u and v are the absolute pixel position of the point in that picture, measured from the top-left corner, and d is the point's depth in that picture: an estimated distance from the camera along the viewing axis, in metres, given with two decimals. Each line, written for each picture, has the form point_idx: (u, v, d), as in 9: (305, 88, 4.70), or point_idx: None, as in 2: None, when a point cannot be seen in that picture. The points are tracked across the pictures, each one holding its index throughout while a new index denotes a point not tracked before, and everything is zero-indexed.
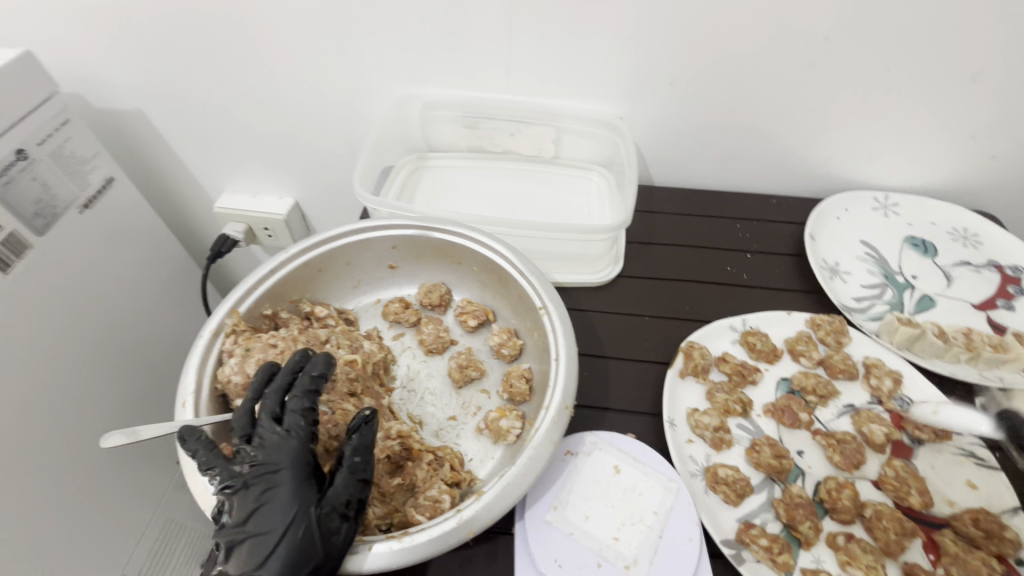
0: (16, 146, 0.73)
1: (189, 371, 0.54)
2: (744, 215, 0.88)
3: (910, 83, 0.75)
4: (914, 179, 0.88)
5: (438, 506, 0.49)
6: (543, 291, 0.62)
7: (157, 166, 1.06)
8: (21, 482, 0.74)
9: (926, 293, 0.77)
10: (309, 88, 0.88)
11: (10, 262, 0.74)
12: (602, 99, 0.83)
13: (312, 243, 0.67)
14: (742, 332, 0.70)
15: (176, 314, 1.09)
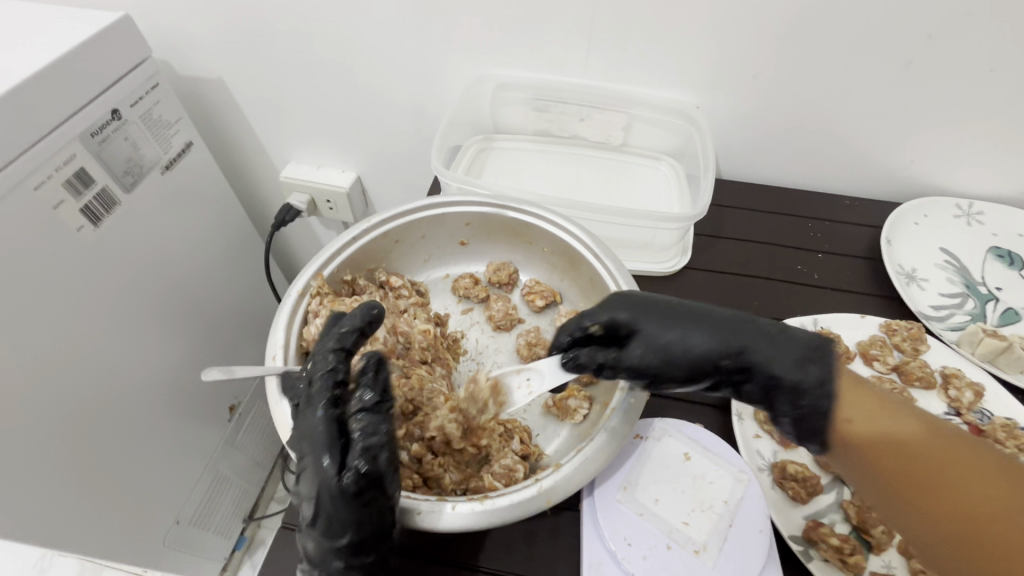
0: (112, 107, 0.77)
1: (279, 329, 0.57)
2: (816, 215, 0.85)
3: (1013, 85, 0.71)
4: (1003, 187, 0.84)
5: (512, 474, 0.52)
6: (618, 275, 0.62)
7: (231, 135, 1.10)
8: (97, 426, 0.78)
9: (1010, 306, 0.73)
10: (385, 65, 0.90)
11: (101, 216, 0.78)
12: (679, 88, 0.82)
13: (391, 214, 0.68)
14: (813, 332, 0.69)
15: (239, 278, 1.13)
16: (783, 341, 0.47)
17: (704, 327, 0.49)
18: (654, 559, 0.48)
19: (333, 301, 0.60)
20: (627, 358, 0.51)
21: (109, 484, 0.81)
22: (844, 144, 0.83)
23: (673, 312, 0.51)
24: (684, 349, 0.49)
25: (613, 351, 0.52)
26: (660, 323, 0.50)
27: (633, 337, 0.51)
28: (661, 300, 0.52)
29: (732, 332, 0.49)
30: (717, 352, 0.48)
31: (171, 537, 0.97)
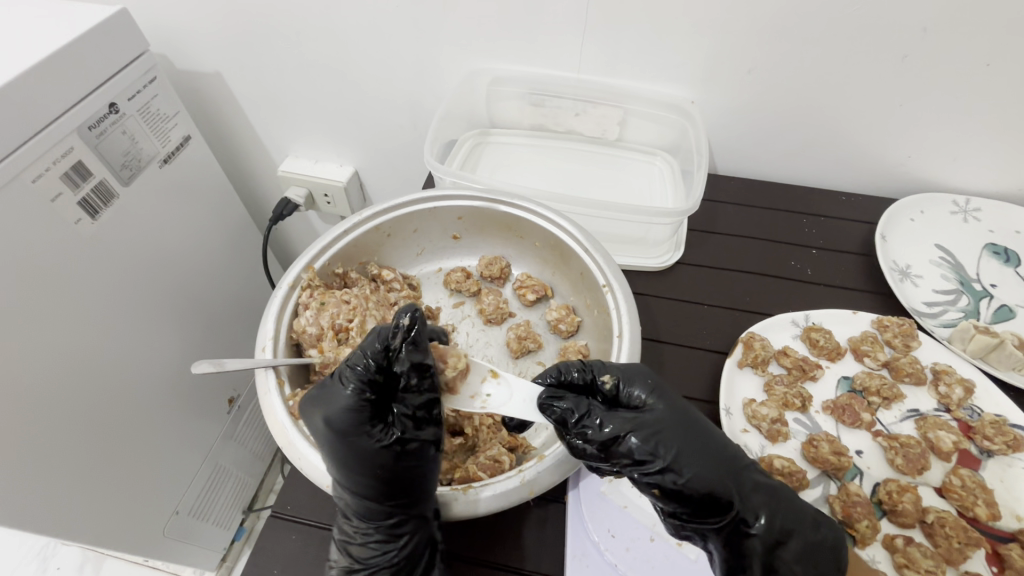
0: (109, 101, 0.77)
1: (269, 320, 0.57)
2: (811, 210, 0.85)
3: (1010, 81, 0.71)
4: (1001, 183, 0.83)
5: (498, 465, 0.52)
6: (607, 269, 0.62)
7: (229, 130, 1.11)
8: (96, 417, 0.79)
9: (1005, 303, 0.73)
10: (381, 59, 0.90)
11: (99, 209, 0.78)
12: (674, 82, 0.82)
13: (383, 208, 0.69)
14: (804, 328, 0.69)
15: (237, 272, 1.14)
16: (768, 495, 0.47)
17: (713, 449, 0.47)
18: (637, 551, 0.49)
19: (323, 293, 0.61)
20: (629, 441, 0.45)
21: (106, 474, 0.82)
22: (840, 139, 0.83)
23: (688, 424, 0.48)
24: (708, 451, 0.46)
25: (619, 419, 0.46)
26: (677, 422, 0.47)
27: (644, 421, 0.47)
28: (681, 408, 0.49)
29: (733, 472, 0.47)
30: (714, 477, 0.45)
31: (170, 527, 0.98)
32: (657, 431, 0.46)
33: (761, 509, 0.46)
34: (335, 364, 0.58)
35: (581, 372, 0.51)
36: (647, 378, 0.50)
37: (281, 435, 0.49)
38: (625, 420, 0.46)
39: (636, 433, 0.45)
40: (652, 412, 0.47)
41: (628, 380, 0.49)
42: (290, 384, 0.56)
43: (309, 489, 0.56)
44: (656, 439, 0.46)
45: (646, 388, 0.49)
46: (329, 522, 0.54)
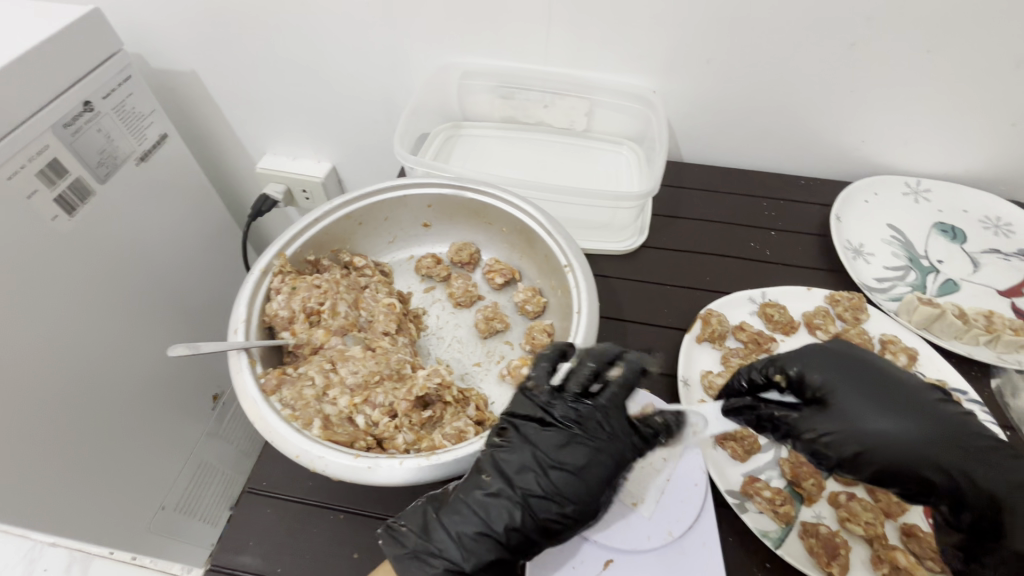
0: (83, 99, 0.78)
1: (241, 304, 0.60)
2: (770, 194, 0.89)
3: (950, 66, 0.74)
4: (950, 164, 0.87)
5: (463, 435, 0.54)
6: (568, 250, 0.65)
7: (206, 127, 1.12)
8: (74, 411, 0.80)
9: (950, 278, 0.77)
10: (352, 54, 0.91)
11: (76, 205, 0.80)
12: (637, 73, 0.85)
13: (354, 197, 0.71)
14: (760, 304, 0.72)
15: (217, 266, 1.15)
16: (938, 438, 0.46)
17: (863, 401, 0.48)
18: (594, 511, 0.54)
19: (294, 279, 0.64)
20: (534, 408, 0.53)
21: (87, 468, 0.82)
22: (795, 126, 0.87)
23: (870, 395, 0.48)
24: (894, 412, 0.47)
25: (529, 450, 0.50)
26: (852, 380, 0.49)
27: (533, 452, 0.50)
28: (872, 374, 0.49)
29: (926, 426, 0.47)
30: (842, 434, 0.47)
31: (156, 522, 0.97)
32: (579, 447, 0.50)
33: (958, 453, 0.46)
34: (308, 345, 0.61)
35: (769, 360, 0.54)
36: (823, 350, 0.52)
37: (254, 413, 0.51)
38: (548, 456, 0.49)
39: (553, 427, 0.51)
40: (825, 381, 0.50)
41: (802, 357, 0.52)
42: (263, 364, 0.59)
43: (284, 467, 0.59)
44: (578, 458, 0.49)
45: (813, 355, 0.52)
46: (305, 496, 0.57)
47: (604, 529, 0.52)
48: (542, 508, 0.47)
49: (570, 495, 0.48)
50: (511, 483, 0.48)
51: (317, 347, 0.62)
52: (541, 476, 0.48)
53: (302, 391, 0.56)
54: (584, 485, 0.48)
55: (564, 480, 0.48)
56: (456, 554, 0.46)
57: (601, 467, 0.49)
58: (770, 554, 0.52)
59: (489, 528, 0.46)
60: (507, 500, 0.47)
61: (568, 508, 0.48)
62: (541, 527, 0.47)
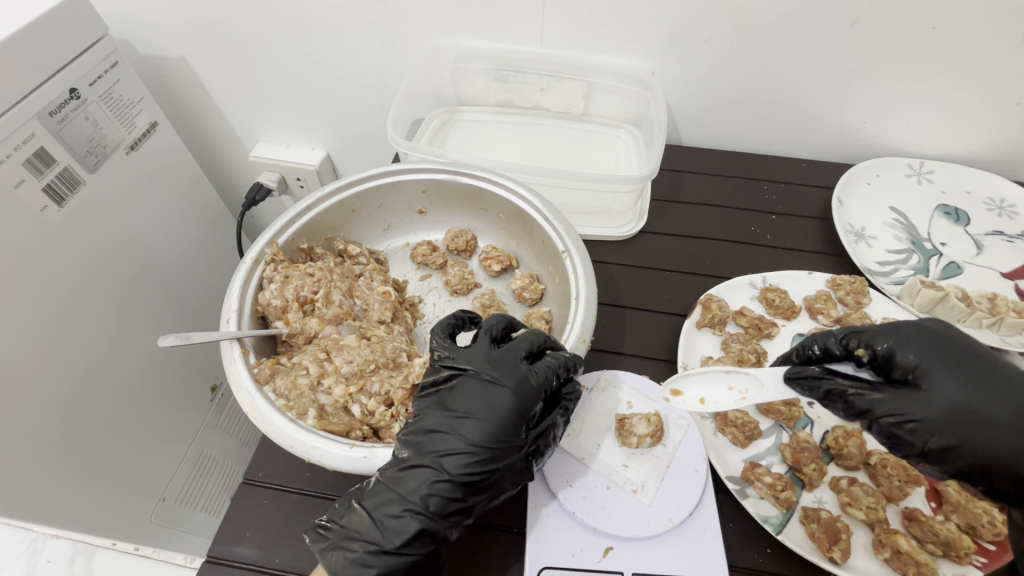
0: (69, 86, 0.76)
1: (233, 293, 0.59)
2: (771, 177, 0.87)
3: (956, 44, 0.73)
4: (953, 145, 0.85)
5: None
6: (565, 235, 0.64)
7: (197, 114, 1.10)
8: (67, 406, 0.78)
9: (954, 260, 0.76)
10: (345, 38, 0.89)
11: (65, 196, 0.78)
12: (635, 54, 0.83)
13: (346, 183, 0.70)
14: (761, 289, 0.71)
15: (213, 256, 1.13)
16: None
17: (963, 393, 0.48)
18: (593, 499, 0.53)
19: (287, 267, 0.63)
20: (439, 371, 0.52)
21: (84, 462, 0.81)
22: (797, 108, 0.85)
23: (969, 382, 0.48)
24: (992, 404, 0.47)
25: (435, 415, 0.49)
26: (966, 372, 0.48)
27: (438, 417, 0.49)
28: (972, 360, 0.49)
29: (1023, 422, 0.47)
30: (937, 423, 0.47)
31: (157, 514, 0.97)
32: (476, 395, 0.49)
33: None
34: (302, 334, 0.61)
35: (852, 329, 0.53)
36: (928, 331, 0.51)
37: (248, 404, 0.51)
38: (448, 413, 0.49)
39: (453, 384, 0.50)
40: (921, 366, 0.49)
41: (896, 333, 0.51)
42: (256, 354, 0.58)
43: (281, 457, 0.58)
44: (477, 407, 0.48)
45: (918, 334, 0.51)
46: (302, 487, 0.56)
47: (604, 517, 0.51)
48: (456, 467, 0.47)
49: (480, 443, 0.47)
50: (421, 449, 0.48)
51: (311, 336, 0.61)
52: (448, 436, 0.48)
53: (296, 380, 0.55)
54: (491, 433, 0.47)
55: (470, 433, 0.47)
56: (378, 536, 0.45)
57: (502, 410, 0.48)
58: (772, 539, 0.52)
59: (408, 502, 0.46)
60: (421, 467, 0.47)
61: (482, 460, 0.47)
62: (459, 485, 0.47)
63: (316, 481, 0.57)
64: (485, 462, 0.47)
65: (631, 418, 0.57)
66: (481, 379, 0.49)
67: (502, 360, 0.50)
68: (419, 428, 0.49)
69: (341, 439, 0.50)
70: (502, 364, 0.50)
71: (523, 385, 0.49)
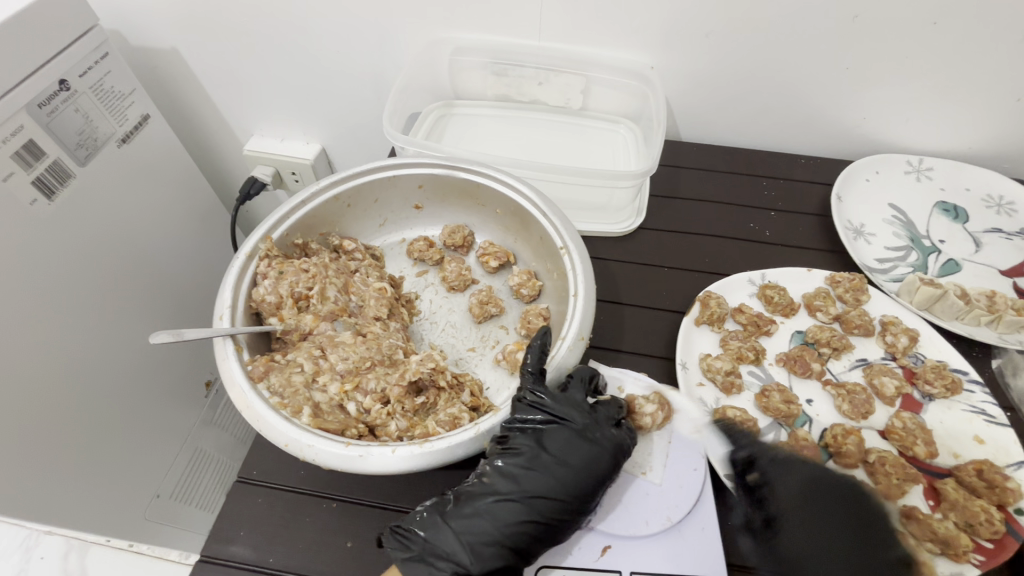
0: (59, 77, 0.74)
1: (226, 289, 0.58)
2: (771, 173, 0.87)
3: (956, 39, 0.72)
4: (951, 142, 0.85)
5: (457, 421, 0.53)
6: (564, 231, 0.64)
7: (190, 107, 1.08)
8: (58, 402, 0.77)
9: (952, 257, 0.76)
10: (340, 29, 0.88)
11: (55, 189, 0.76)
12: (634, 48, 0.82)
13: (341, 177, 0.69)
14: (759, 286, 0.71)
15: (206, 251, 1.12)
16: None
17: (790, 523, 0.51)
18: (592, 497, 0.52)
19: (281, 263, 0.62)
20: (529, 410, 0.52)
21: (76, 459, 0.80)
22: (796, 103, 0.84)
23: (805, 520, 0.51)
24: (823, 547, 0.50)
25: (531, 453, 0.50)
26: (800, 506, 0.52)
27: (534, 454, 0.50)
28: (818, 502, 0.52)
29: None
30: (826, 545, 0.50)
31: (151, 511, 0.96)
32: (569, 444, 0.51)
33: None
34: (296, 331, 0.60)
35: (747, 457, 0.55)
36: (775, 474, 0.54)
37: (242, 402, 0.50)
38: (547, 456, 0.50)
39: (547, 430, 0.51)
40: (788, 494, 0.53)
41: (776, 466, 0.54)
42: (250, 351, 0.57)
43: (276, 456, 0.58)
44: (572, 456, 0.50)
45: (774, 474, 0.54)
46: (297, 485, 0.56)
47: (602, 515, 0.52)
48: (552, 510, 0.48)
49: (574, 490, 0.49)
50: (516, 486, 0.48)
51: (306, 332, 0.60)
52: (545, 479, 0.49)
53: (290, 378, 0.54)
54: (581, 483, 0.50)
55: (567, 481, 0.49)
56: (466, 561, 0.46)
57: (597, 463, 0.50)
58: (769, 538, 0.52)
59: (498, 536, 0.47)
60: (515, 503, 0.48)
61: (572, 508, 0.49)
62: (548, 529, 0.48)
63: (311, 478, 0.56)
64: (573, 510, 0.49)
65: (637, 401, 0.57)
66: (578, 430, 0.52)
67: (600, 415, 0.53)
68: (515, 465, 0.49)
69: (336, 437, 0.49)
70: (599, 419, 0.52)
71: (616, 443, 0.52)
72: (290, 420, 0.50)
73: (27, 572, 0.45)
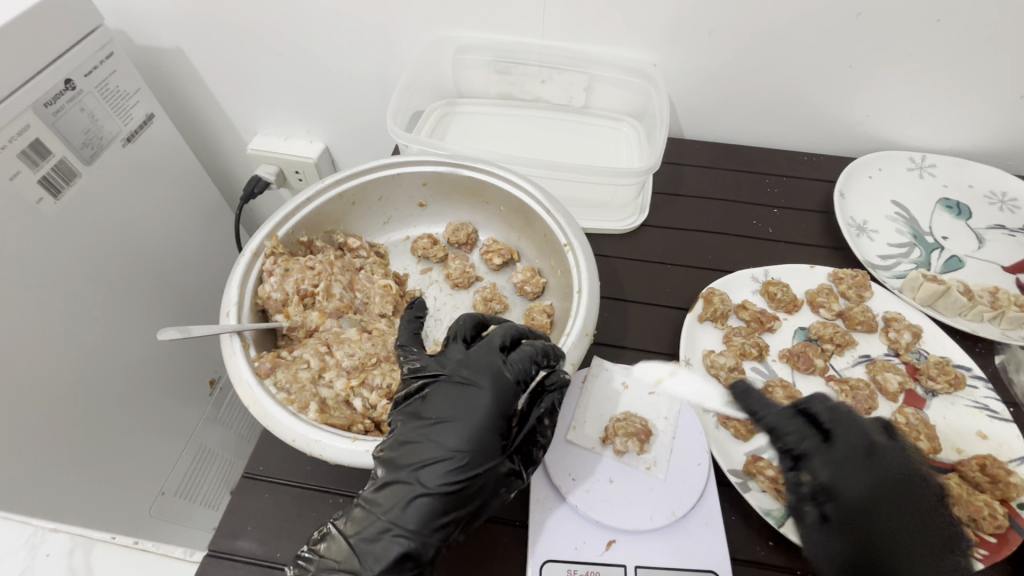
0: (64, 77, 0.75)
1: (232, 286, 0.58)
2: (774, 171, 0.87)
3: (960, 36, 0.72)
4: (954, 139, 0.85)
5: None
6: (567, 228, 0.64)
7: (194, 107, 1.09)
8: (65, 400, 0.78)
9: (955, 254, 0.76)
10: (344, 28, 0.88)
11: (62, 188, 0.77)
12: (637, 46, 0.82)
13: (346, 176, 0.69)
14: (763, 283, 0.71)
15: (210, 250, 1.12)
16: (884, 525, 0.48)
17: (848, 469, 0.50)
18: (596, 492, 0.53)
19: (287, 261, 0.62)
20: (413, 380, 0.52)
21: (81, 456, 0.81)
22: (799, 100, 0.84)
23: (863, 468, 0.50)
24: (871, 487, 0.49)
25: (412, 424, 0.48)
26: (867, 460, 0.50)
27: (414, 427, 0.48)
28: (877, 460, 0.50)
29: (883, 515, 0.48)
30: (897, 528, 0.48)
31: (156, 508, 0.97)
32: (448, 399, 0.49)
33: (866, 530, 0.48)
34: (302, 328, 0.60)
35: (824, 444, 0.51)
36: (907, 471, 0.50)
37: (249, 398, 0.50)
38: (423, 422, 0.48)
39: (425, 392, 0.50)
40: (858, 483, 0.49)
41: (843, 460, 0.50)
42: (256, 348, 0.58)
43: (281, 452, 0.58)
44: (453, 410, 0.48)
45: (890, 468, 0.50)
46: (303, 481, 0.56)
47: (607, 510, 0.52)
48: (435, 477, 0.46)
49: (458, 449, 0.46)
50: (398, 464, 0.47)
51: (312, 329, 0.61)
52: (423, 445, 0.47)
53: (297, 373, 0.54)
54: (470, 433, 0.47)
55: (445, 439, 0.47)
56: (356, 564, 0.44)
57: (474, 413, 0.48)
58: (773, 532, 0.52)
59: (389, 523, 0.45)
60: (402, 482, 0.46)
61: (462, 467, 0.46)
62: (441, 497, 0.45)
63: (317, 475, 0.57)
64: (463, 468, 0.46)
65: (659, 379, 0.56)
66: (452, 382, 0.50)
67: (472, 357, 0.51)
68: (396, 441, 0.48)
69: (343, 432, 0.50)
70: (478, 362, 0.50)
71: (498, 382, 0.49)
72: (298, 417, 0.50)
73: (34, 568, 0.45)
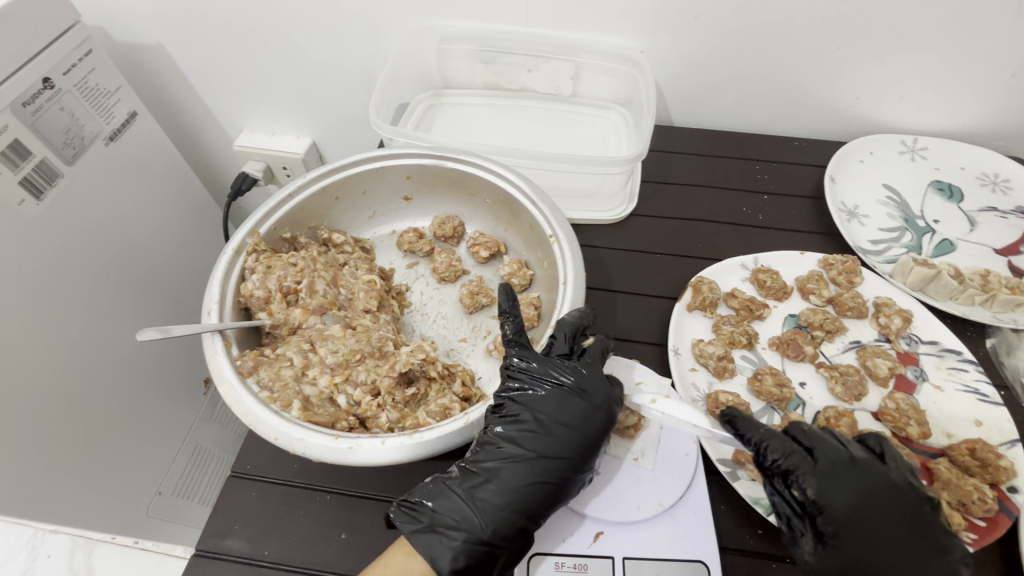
0: (42, 75, 0.73)
1: (213, 285, 0.58)
2: (764, 157, 0.86)
3: (949, 16, 0.71)
4: (946, 120, 0.84)
5: (448, 412, 0.53)
6: (553, 220, 0.63)
7: (178, 104, 1.08)
8: (56, 402, 0.77)
9: (946, 238, 0.75)
10: (324, 21, 0.87)
11: (43, 189, 0.76)
12: (623, 32, 0.81)
13: (328, 170, 0.68)
14: (752, 270, 0.71)
15: (199, 249, 1.11)
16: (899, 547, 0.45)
17: (839, 489, 0.47)
18: (582, 485, 0.53)
19: (269, 258, 0.62)
20: (520, 377, 0.54)
21: (74, 458, 0.80)
22: (789, 84, 0.83)
23: (857, 487, 0.47)
24: (862, 502, 0.46)
25: (528, 418, 0.51)
26: (846, 477, 0.47)
27: (531, 419, 0.51)
28: (872, 474, 0.48)
29: (888, 535, 0.46)
30: (909, 549, 0.45)
31: (154, 507, 0.97)
32: (564, 404, 0.52)
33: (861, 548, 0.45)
34: (285, 326, 0.60)
35: (809, 458, 0.48)
36: (890, 475, 0.48)
37: (229, 397, 0.50)
38: (541, 419, 0.51)
39: (541, 391, 0.52)
40: (849, 499, 0.47)
41: (828, 472, 0.48)
42: (239, 346, 0.57)
43: (268, 450, 0.58)
44: (568, 415, 0.51)
45: (878, 479, 0.48)
46: (290, 479, 0.56)
47: (594, 502, 0.51)
48: (551, 468, 0.49)
49: (574, 450, 0.50)
50: (519, 451, 0.50)
51: (295, 326, 0.60)
52: (546, 441, 0.50)
53: (279, 372, 0.54)
54: (581, 439, 0.50)
55: (565, 440, 0.50)
56: (474, 525, 0.47)
57: (591, 421, 0.51)
58: (762, 520, 0.52)
59: (508, 499, 0.48)
60: (521, 466, 0.49)
61: (576, 466, 0.50)
62: (553, 489, 0.49)
63: (304, 473, 0.56)
64: (576, 469, 0.50)
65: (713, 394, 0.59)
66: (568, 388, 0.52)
67: (590, 369, 0.54)
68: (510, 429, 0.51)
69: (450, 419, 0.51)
70: (592, 375, 0.53)
71: (612, 400, 0.52)
72: (279, 414, 0.50)
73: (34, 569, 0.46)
